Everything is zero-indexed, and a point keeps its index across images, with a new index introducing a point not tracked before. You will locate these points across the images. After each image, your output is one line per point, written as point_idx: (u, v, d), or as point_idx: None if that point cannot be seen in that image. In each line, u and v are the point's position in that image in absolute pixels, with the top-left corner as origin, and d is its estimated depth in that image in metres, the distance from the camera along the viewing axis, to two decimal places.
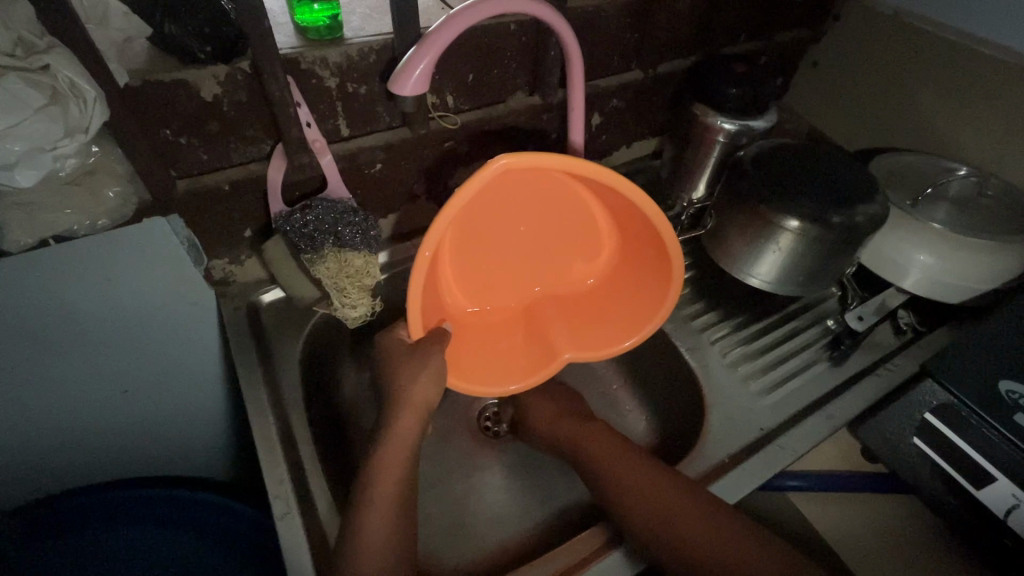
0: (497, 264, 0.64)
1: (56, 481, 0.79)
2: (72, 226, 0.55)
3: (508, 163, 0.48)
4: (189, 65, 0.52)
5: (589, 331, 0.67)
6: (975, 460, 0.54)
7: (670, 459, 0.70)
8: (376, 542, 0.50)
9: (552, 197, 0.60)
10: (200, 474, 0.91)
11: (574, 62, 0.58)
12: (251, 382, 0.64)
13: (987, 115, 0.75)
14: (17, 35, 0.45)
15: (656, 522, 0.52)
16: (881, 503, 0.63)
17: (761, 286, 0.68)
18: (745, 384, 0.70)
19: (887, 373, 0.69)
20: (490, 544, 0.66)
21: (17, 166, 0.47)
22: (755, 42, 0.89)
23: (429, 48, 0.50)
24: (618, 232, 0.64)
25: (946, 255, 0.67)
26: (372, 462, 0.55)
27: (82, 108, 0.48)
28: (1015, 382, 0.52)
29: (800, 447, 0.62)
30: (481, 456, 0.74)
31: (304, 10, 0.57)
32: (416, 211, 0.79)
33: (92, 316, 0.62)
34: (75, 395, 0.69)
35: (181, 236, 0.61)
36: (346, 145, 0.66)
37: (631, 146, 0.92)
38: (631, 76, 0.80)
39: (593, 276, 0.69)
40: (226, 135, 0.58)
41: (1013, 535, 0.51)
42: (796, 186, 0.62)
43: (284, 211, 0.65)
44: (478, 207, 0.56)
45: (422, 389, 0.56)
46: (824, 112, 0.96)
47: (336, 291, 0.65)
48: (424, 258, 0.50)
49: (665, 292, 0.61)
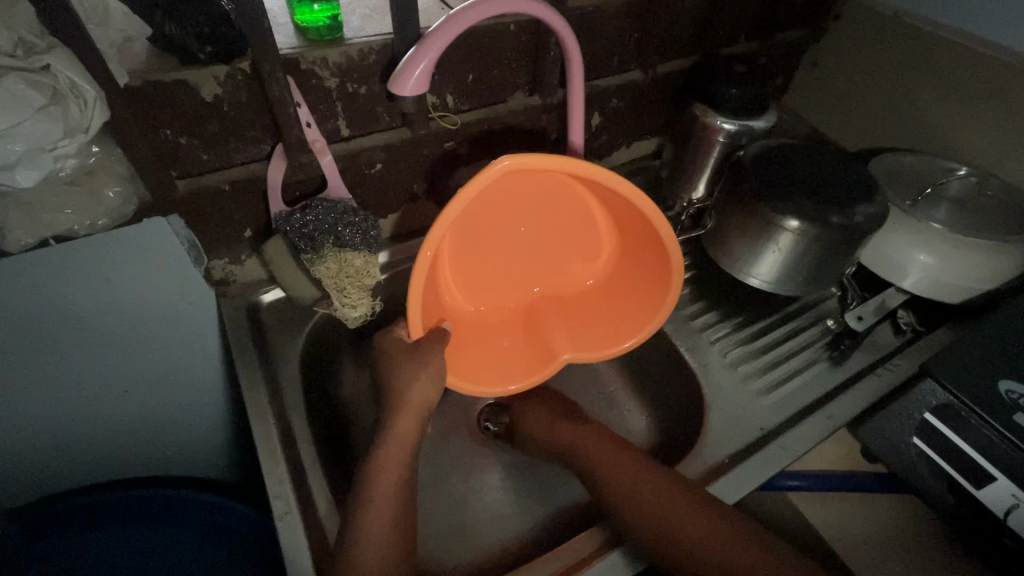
0: (497, 264, 0.64)
1: (56, 481, 0.79)
2: (72, 227, 0.55)
3: (509, 163, 0.48)
4: (189, 65, 0.52)
5: (589, 331, 0.67)
6: (974, 460, 0.53)
7: (670, 459, 0.70)
8: (376, 542, 0.50)
9: (552, 198, 0.60)
10: (200, 474, 0.91)
11: (574, 62, 0.58)
12: (251, 382, 0.65)
13: (988, 115, 0.75)
14: (17, 36, 0.45)
15: (656, 522, 0.52)
16: (880, 503, 0.63)
17: (760, 286, 0.68)
18: (744, 384, 0.70)
19: (887, 373, 0.69)
20: (490, 544, 0.66)
21: (18, 166, 0.48)
22: (755, 42, 0.89)
23: (429, 48, 0.50)
24: (618, 232, 0.64)
25: (946, 255, 0.67)
26: (372, 462, 0.55)
27: (82, 107, 0.48)
28: (1013, 382, 0.53)
29: (800, 447, 0.62)
30: (481, 456, 0.74)
31: (304, 10, 0.57)
32: (416, 211, 0.79)
33: (92, 316, 0.62)
34: (75, 395, 0.69)
35: (182, 237, 0.61)
36: (346, 145, 0.66)
37: (631, 146, 0.92)
38: (631, 77, 0.80)
39: (593, 277, 0.69)
40: (227, 135, 0.58)
41: (1013, 536, 0.51)
42: (796, 185, 0.62)
43: (284, 211, 0.65)
44: (479, 208, 0.56)
45: (422, 388, 0.56)
46: (825, 112, 0.96)
47: (336, 291, 0.65)
48: (423, 257, 0.50)
49: (665, 293, 0.61)
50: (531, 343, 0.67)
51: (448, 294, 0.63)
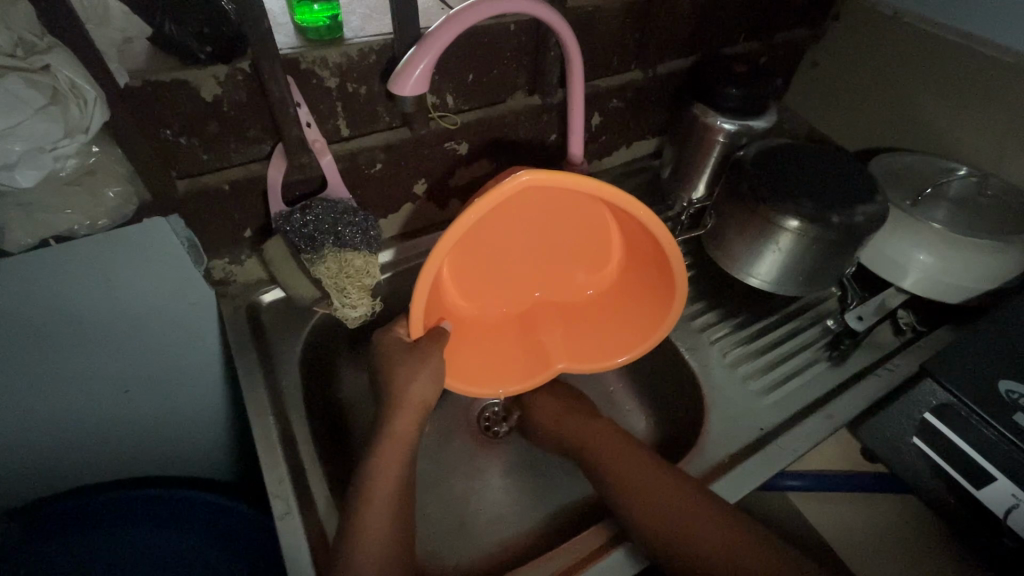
0: (502, 268, 0.64)
1: (56, 481, 0.78)
2: (72, 227, 0.55)
3: (533, 178, 0.48)
4: (189, 64, 0.52)
5: (588, 339, 0.67)
6: (975, 460, 0.53)
7: (670, 459, 0.70)
8: (373, 541, 0.50)
9: (563, 206, 0.59)
10: (200, 473, 0.91)
11: (574, 61, 0.58)
12: (252, 382, 0.64)
13: (989, 114, 0.75)
14: (17, 36, 0.45)
15: (656, 524, 0.51)
16: (881, 503, 0.63)
17: (760, 286, 0.68)
18: (745, 384, 0.70)
19: (887, 373, 0.69)
20: (490, 544, 0.66)
21: (17, 166, 0.47)
22: (755, 43, 0.89)
23: (429, 48, 0.50)
24: (625, 245, 0.64)
25: (946, 254, 0.67)
26: (371, 461, 0.55)
27: (82, 107, 0.48)
28: (1014, 382, 0.53)
29: (800, 447, 0.62)
30: (481, 456, 0.74)
31: (304, 10, 0.57)
32: (416, 210, 0.79)
33: (91, 316, 0.62)
34: (73, 395, 0.69)
35: (181, 236, 0.61)
36: (346, 145, 0.66)
37: (630, 146, 0.92)
38: (631, 77, 0.80)
39: (594, 287, 0.68)
40: (227, 135, 0.58)
41: (1013, 536, 0.51)
42: (795, 185, 0.63)
43: (283, 211, 0.65)
44: (491, 212, 0.56)
45: (420, 388, 0.56)
46: (825, 112, 0.96)
47: (336, 291, 0.65)
48: (432, 260, 0.50)
49: (668, 307, 0.61)
50: (528, 349, 0.67)
51: (449, 293, 0.63)
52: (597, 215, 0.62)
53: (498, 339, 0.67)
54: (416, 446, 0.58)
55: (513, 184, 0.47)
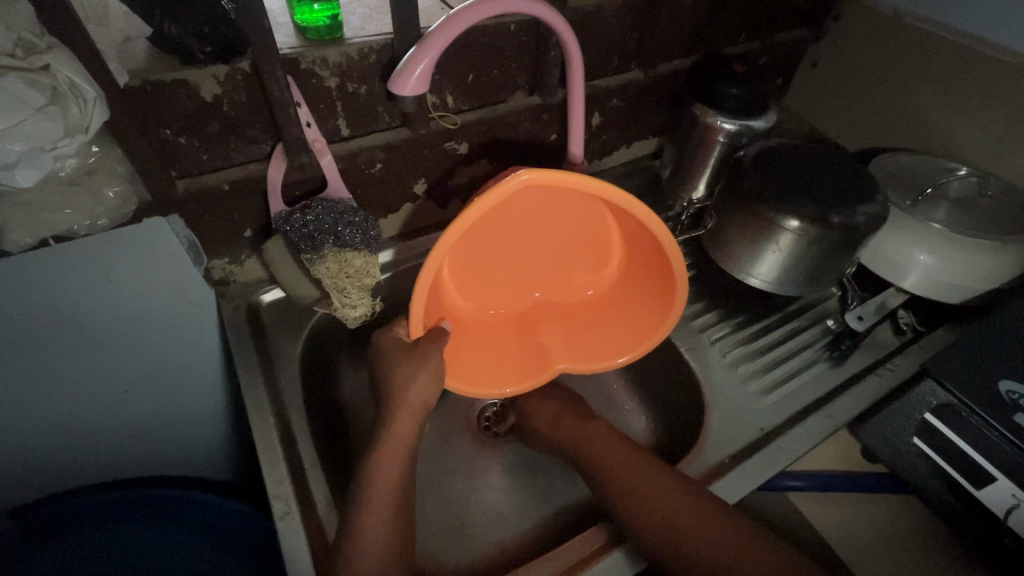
0: (501, 269, 0.64)
1: (56, 480, 0.79)
2: (72, 227, 0.55)
3: (534, 176, 0.48)
4: (189, 65, 0.52)
5: (588, 340, 0.67)
6: (975, 460, 0.53)
7: (671, 459, 0.70)
8: (373, 542, 0.50)
9: (564, 206, 0.59)
10: (200, 473, 0.91)
11: (574, 59, 0.58)
12: (251, 382, 0.64)
13: (988, 115, 0.75)
14: (17, 36, 0.45)
15: (656, 530, 0.51)
16: (882, 503, 0.63)
17: (761, 286, 0.68)
18: (745, 384, 0.70)
19: (887, 373, 0.69)
20: (490, 544, 0.66)
21: (17, 166, 0.47)
22: (755, 42, 0.89)
23: (429, 48, 0.50)
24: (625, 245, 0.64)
25: (945, 255, 0.67)
26: (369, 461, 0.55)
27: (82, 107, 0.48)
28: (1014, 382, 0.53)
29: (800, 448, 0.62)
30: (481, 457, 0.74)
31: (304, 10, 0.57)
32: (416, 210, 0.79)
33: (91, 315, 0.62)
34: (73, 395, 0.69)
35: (181, 236, 0.61)
36: (346, 145, 0.66)
37: (630, 146, 0.92)
38: (631, 77, 0.80)
39: (595, 287, 0.68)
40: (227, 135, 0.58)
41: (1013, 535, 0.51)
42: (795, 186, 0.62)
43: (283, 211, 0.65)
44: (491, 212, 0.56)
45: (420, 389, 0.56)
46: (825, 112, 0.96)
47: (336, 291, 0.65)
48: (432, 259, 0.50)
49: (668, 307, 0.61)
50: (529, 350, 0.67)
51: (449, 294, 0.63)
52: (597, 214, 0.62)
53: (498, 339, 0.67)
54: (416, 447, 0.58)
55: (512, 182, 0.47)
